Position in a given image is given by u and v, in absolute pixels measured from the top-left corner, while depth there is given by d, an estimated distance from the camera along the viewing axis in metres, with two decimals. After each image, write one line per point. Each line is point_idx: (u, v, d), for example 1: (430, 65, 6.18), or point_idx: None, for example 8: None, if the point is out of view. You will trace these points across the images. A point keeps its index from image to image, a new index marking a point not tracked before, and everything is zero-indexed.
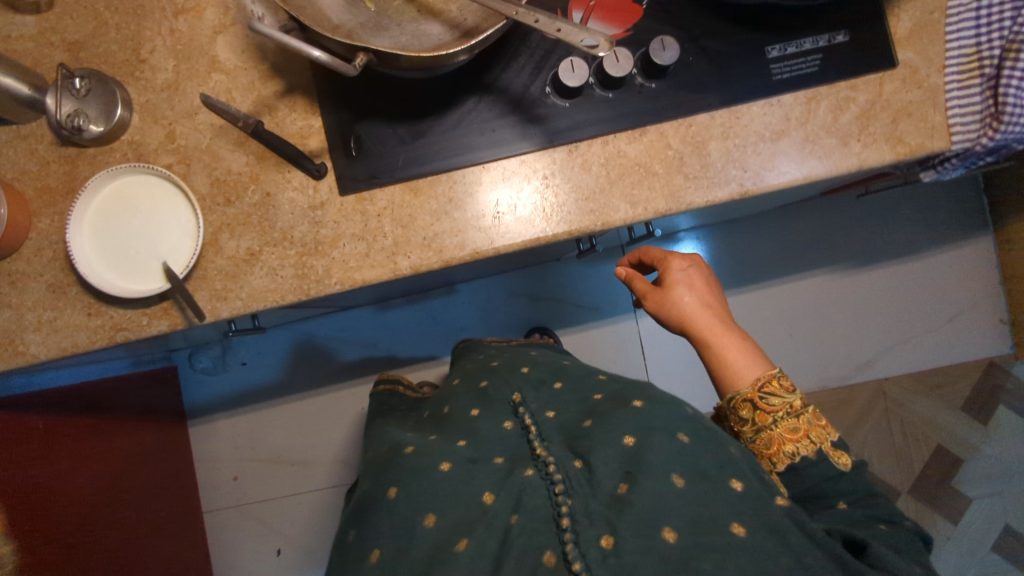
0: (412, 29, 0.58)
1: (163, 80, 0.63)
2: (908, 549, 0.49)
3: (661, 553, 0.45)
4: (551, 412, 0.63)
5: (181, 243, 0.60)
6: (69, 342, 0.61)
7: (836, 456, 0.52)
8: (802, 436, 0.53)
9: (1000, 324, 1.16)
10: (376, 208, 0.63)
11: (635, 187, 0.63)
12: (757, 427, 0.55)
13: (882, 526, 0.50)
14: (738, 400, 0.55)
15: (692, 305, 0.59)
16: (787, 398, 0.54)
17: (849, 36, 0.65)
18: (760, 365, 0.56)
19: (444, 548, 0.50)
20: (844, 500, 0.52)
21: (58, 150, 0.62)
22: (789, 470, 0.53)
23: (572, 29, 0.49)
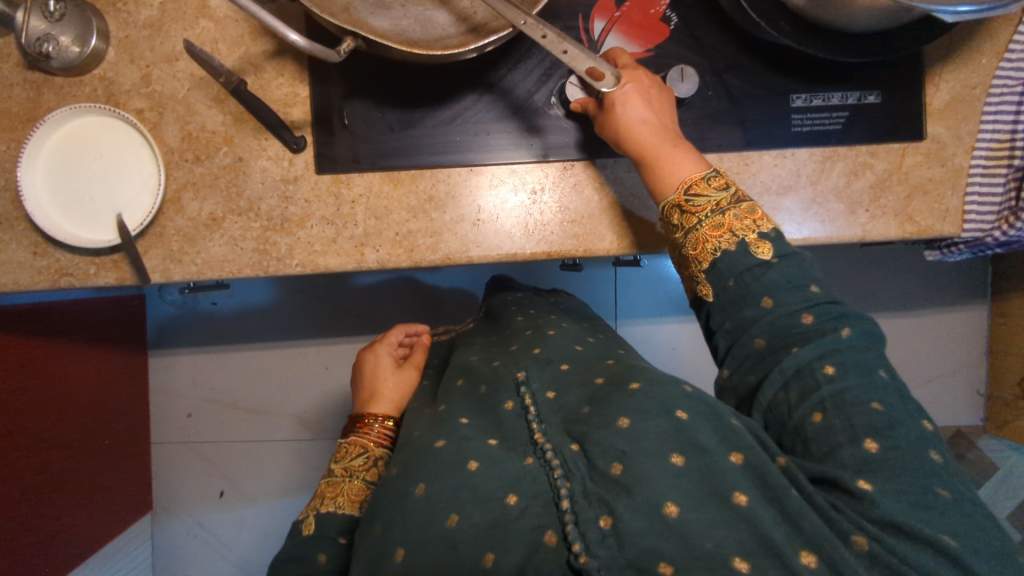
0: (417, 13, 0.53)
1: (147, 18, 0.59)
2: (862, 409, 0.43)
3: (663, 530, 0.39)
4: (552, 392, 0.54)
5: (140, 197, 0.57)
6: (11, 279, 0.58)
7: (756, 246, 0.50)
8: (725, 232, 0.51)
9: (977, 397, 1.14)
10: (351, 193, 0.59)
11: (625, 217, 0.60)
12: (685, 231, 0.52)
13: (823, 373, 0.45)
14: (667, 210, 0.53)
15: (635, 116, 0.53)
16: (713, 197, 0.51)
17: (880, 98, 0.61)
18: (696, 163, 0.53)
19: (435, 527, 0.43)
20: (768, 295, 0.48)
21: (23, 73, 0.58)
22: (713, 267, 0.51)
23: (579, 55, 0.49)
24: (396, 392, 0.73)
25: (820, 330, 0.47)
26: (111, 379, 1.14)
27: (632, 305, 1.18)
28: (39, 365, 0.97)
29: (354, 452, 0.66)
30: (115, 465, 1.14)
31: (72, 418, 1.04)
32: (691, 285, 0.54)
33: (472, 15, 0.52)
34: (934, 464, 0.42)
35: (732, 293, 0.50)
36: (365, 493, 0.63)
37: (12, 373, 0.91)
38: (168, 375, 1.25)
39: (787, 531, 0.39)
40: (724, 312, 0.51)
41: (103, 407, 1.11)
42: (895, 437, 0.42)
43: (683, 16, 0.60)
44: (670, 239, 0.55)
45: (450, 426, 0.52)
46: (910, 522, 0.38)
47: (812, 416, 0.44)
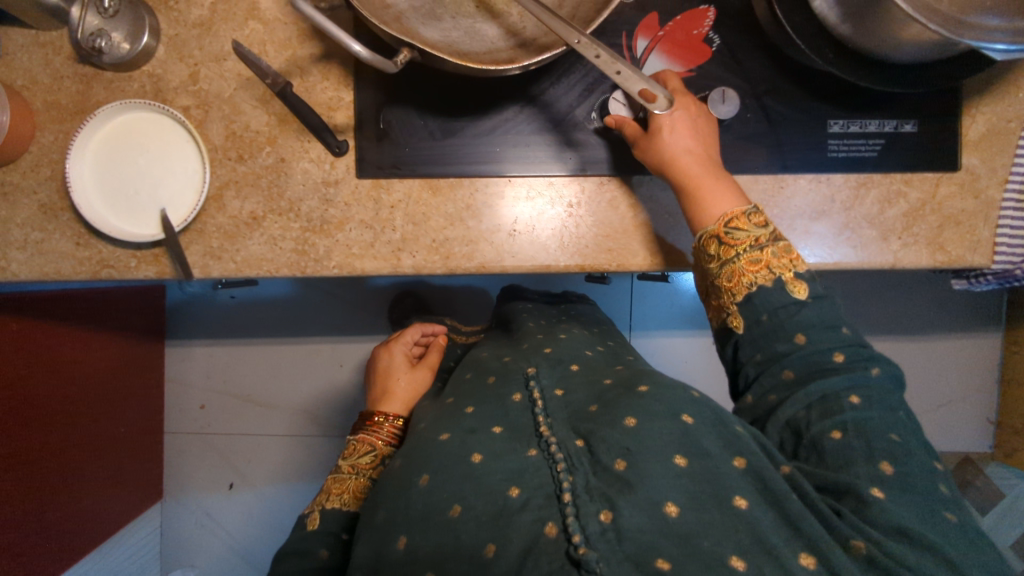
0: (467, 26, 0.54)
1: (197, 17, 0.59)
2: (883, 435, 0.44)
3: (664, 530, 0.39)
4: (559, 390, 0.54)
5: (183, 194, 0.58)
6: (53, 268, 0.59)
7: (792, 286, 0.50)
8: (762, 268, 0.50)
9: (987, 424, 1.15)
10: (391, 198, 0.60)
11: (657, 237, 0.60)
12: (721, 262, 0.52)
13: (850, 402, 0.45)
14: (705, 238, 0.53)
15: (677, 146, 0.54)
16: (753, 232, 0.51)
17: (917, 128, 0.61)
18: (735, 198, 0.53)
19: (438, 518, 0.43)
20: (801, 331, 0.49)
21: (74, 67, 0.58)
22: (747, 302, 0.51)
23: (632, 78, 0.49)
24: (407, 390, 0.73)
25: (850, 366, 0.48)
26: (127, 369, 1.14)
27: (646, 316, 1.18)
28: (59, 353, 0.97)
29: (362, 450, 0.66)
30: (125, 455, 1.15)
31: (87, 406, 1.04)
32: (720, 317, 0.54)
33: (521, 31, 0.53)
34: (945, 494, 0.42)
35: (765, 328, 0.50)
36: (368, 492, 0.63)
37: (30, 359, 0.91)
38: (184, 366, 1.26)
39: (787, 534, 0.40)
40: (755, 344, 0.51)
41: (117, 396, 1.12)
42: (910, 463, 0.43)
43: (726, 38, 0.60)
44: (702, 267, 0.54)
45: (457, 418, 0.52)
46: (915, 528, 0.40)
47: (831, 432, 0.44)
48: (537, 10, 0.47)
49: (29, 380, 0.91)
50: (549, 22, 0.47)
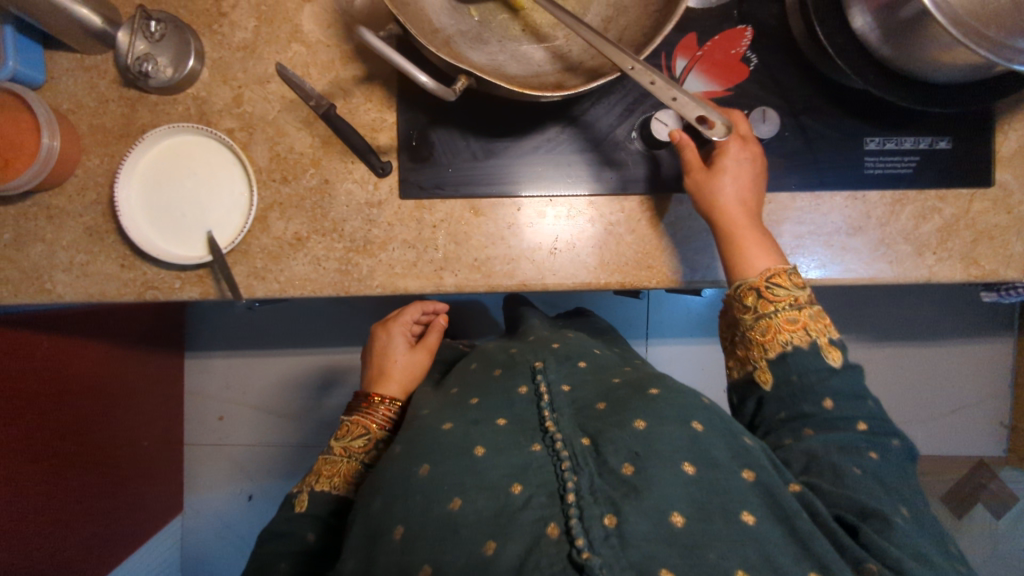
0: (513, 49, 0.54)
1: (240, 40, 0.59)
2: (895, 486, 0.47)
3: (667, 539, 0.40)
4: (566, 385, 0.55)
5: (230, 216, 0.59)
6: (98, 289, 0.59)
7: (828, 350, 0.51)
8: (799, 328, 0.52)
9: (999, 427, 1.16)
10: (433, 218, 0.61)
11: (698, 254, 0.61)
12: (757, 315, 0.53)
13: (870, 455, 0.47)
14: (744, 289, 0.54)
15: (727, 198, 0.55)
16: (793, 292, 0.53)
17: (951, 144, 0.62)
18: (776, 258, 0.55)
19: (437, 509, 0.44)
20: (829, 397, 0.50)
21: (119, 90, 0.59)
22: (780, 359, 0.52)
23: (689, 103, 0.48)
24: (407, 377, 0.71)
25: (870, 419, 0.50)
26: (151, 381, 1.15)
27: (663, 324, 1.18)
28: (85, 364, 0.97)
29: (355, 432, 0.64)
30: (146, 468, 1.14)
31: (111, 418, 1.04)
32: (747, 369, 0.54)
33: (567, 53, 0.54)
34: (954, 551, 0.45)
35: (794, 387, 0.51)
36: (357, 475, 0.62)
37: (58, 370, 0.91)
38: (203, 377, 1.26)
39: (795, 553, 0.41)
40: (781, 401, 0.52)
41: (140, 409, 1.12)
42: (921, 517, 0.46)
43: (762, 58, 0.61)
44: (734, 318, 0.56)
45: (462, 410, 0.53)
46: (934, 557, 0.42)
47: (851, 467, 0.46)
48: (591, 34, 0.47)
49: (56, 391, 0.91)
50: (605, 47, 0.47)
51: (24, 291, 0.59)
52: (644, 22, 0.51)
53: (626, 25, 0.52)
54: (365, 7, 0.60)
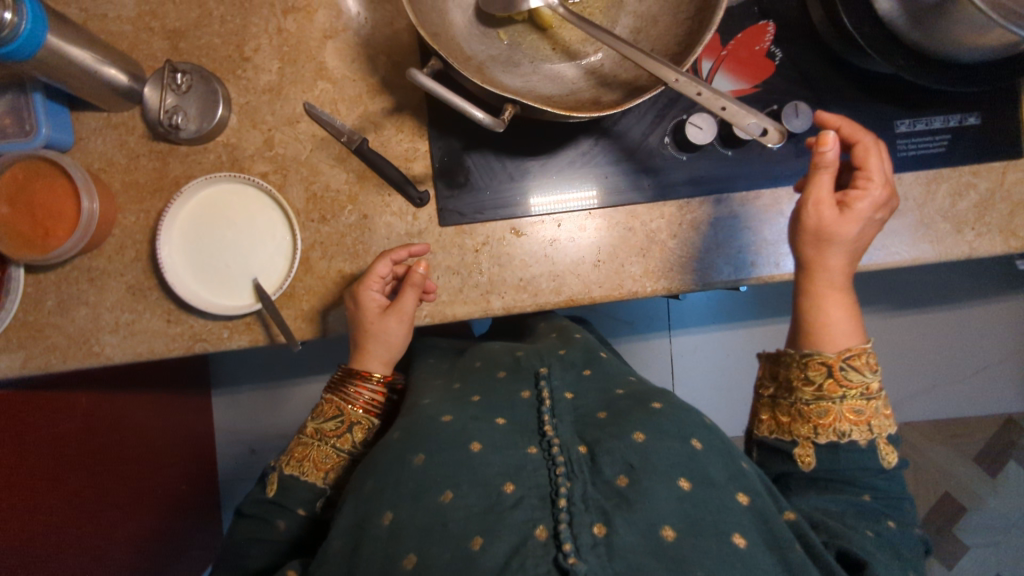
0: (545, 69, 0.54)
1: (266, 83, 0.59)
2: (907, 559, 0.48)
3: (656, 550, 0.39)
4: (569, 393, 0.56)
5: (274, 260, 0.59)
6: (146, 347, 0.59)
7: (885, 451, 0.51)
8: (862, 421, 0.50)
9: None
10: (475, 242, 0.60)
11: (743, 252, 0.61)
12: (821, 395, 0.51)
13: (888, 524, 0.49)
14: (816, 361, 0.51)
15: (835, 265, 0.53)
16: (866, 378, 0.51)
17: (980, 119, 0.62)
18: (856, 333, 0.52)
19: (429, 500, 0.44)
20: (868, 492, 0.51)
21: (149, 145, 0.59)
22: (831, 446, 0.51)
23: (740, 111, 0.45)
24: (384, 350, 0.60)
25: (894, 497, 0.51)
26: (185, 423, 1.12)
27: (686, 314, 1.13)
28: (119, 411, 0.94)
29: (329, 413, 0.59)
30: (185, 519, 1.09)
31: (151, 464, 1.00)
32: (783, 438, 0.53)
33: (600, 66, 0.54)
34: None
35: (833, 474, 0.51)
36: (333, 461, 0.58)
37: (93, 418, 0.88)
38: (231, 412, 1.25)
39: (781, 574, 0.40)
40: (812, 482, 0.52)
41: (178, 454, 1.09)
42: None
43: (787, 52, 0.61)
44: (786, 381, 0.53)
45: (463, 404, 0.55)
46: None
47: (866, 530, 0.48)
48: (630, 49, 0.47)
49: (93, 439, 0.87)
50: (643, 60, 0.46)
51: (71, 355, 0.59)
52: (676, 31, 0.51)
53: (657, 34, 0.53)
54: (386, 38, 0.59)
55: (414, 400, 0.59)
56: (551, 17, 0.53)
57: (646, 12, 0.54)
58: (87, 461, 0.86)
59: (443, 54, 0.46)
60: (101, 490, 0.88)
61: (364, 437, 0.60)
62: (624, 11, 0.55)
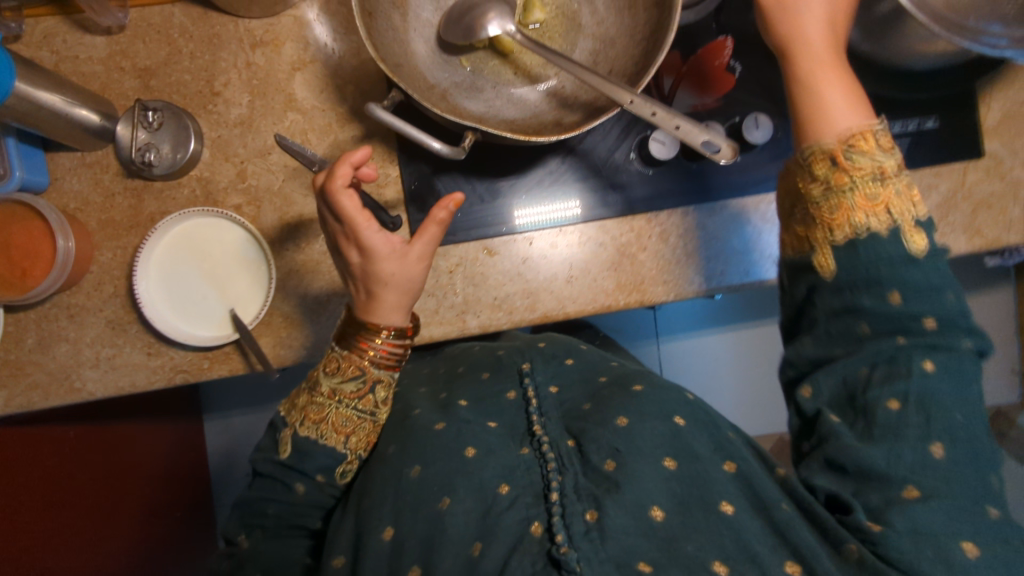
0: (508, 94, 0.55)
1: (237, 116, 0.60)
2: (947, 415, 0.40)
3: (646, 532, 0.41)
4: (554, 388, 0.57)
5: (251, 291, 0.60)
6: (128, 381, 0.60)
7: (910, 235, 0.43)
8: (880, 208, 0.43)
9: (1012, 374, 1.09)
10: (449, 263, 0.61)
11: (711, 262, 0.63)
12: (830, 187, 0.44)
13: (922, 367, 0.41)
14: (816, 153, 0.45)
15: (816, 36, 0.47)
16: (877, 159, 0.44)
17: (939, 122, 0.64)
18: (860, 114, 0.45)
19: (427, 509, 0.46)
20: (898, 290, 0.42)
21: (124, 182, 0.59)
22: (848, 245, 0.43)
23: (693, 128, 0.46)
24: (399, 295, 0.50)
25: (941, 326, 0.42)
26: (174, 451, 1.10)
27: (671, 320, 1.13)
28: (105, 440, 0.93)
29: (347, 373, 0.52)
30: (177, 556, 1.04)
31: (140, 495, 0.98)
32: (802, 252, 0.46)
33: (561, 87, 0.55)
34: (994, 489, 0.40)
35: (848, 302, 0.43)
36: (354, 424, 0.53)
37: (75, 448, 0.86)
38: (223, 437, 1.25)
39: (773, 543, 0.41)
40: (837, 292, 0.44)
41: (169, 484, 1.06)
42: (965, 451, 0.40)
43: (747, 64, 0.62)
44: (795, 191, 0.46)
45: (450, 410, 0.54)
46: (948, 535, 0.37)
47: (886, 400, 0.41)
48: (584, 72, 0.48)
49: (76, 470, 0.86)
50: (599, 84, 0.48)
51: (54, 392, 0.59)
52: (632, 52, 0.53)
53: (616, 57, 0.54)
54: (353, 67, 0.61)
55: (404, 408, 0.57)
56: (511, 44, 0.54)
57: (604, 34, 0.55)
58: (79, 495, 0.85)
59: (404, 88, 0.48)
60: (87, 519, 0.86)
61: (386, 396, 0.54)
62: (581, 34, 0.56)
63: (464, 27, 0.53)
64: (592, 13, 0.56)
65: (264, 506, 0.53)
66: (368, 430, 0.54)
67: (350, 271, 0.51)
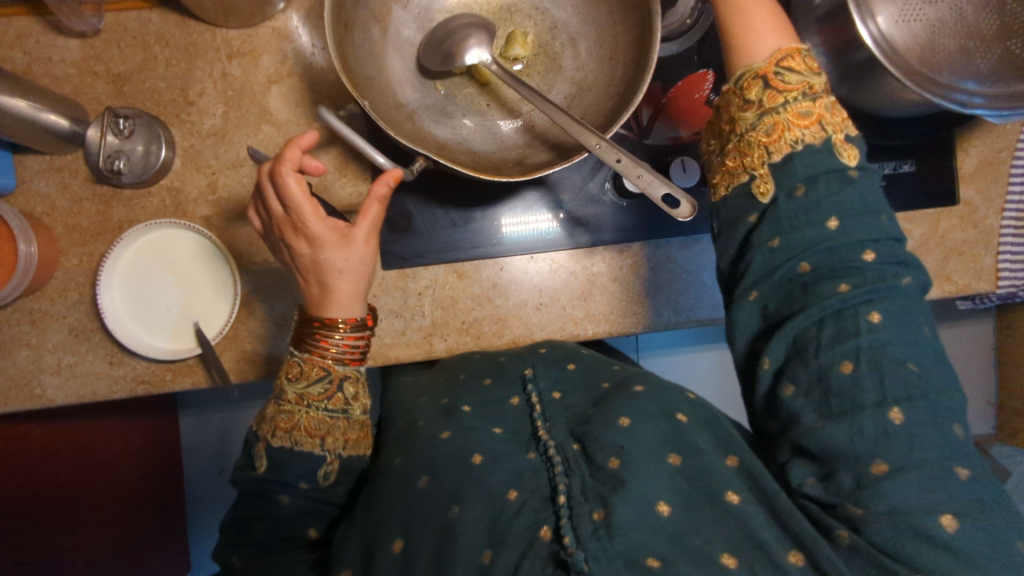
0: (480, 123, 0.56)
1: (210, 127, 0.60)
2: (899, 371, 0.39)
3: (654, 527, 0.38)
4: (558, 393, 0.53)
5: (216, 304, 0.60)
6: (89, 389, 0.59)
7: (842, 149, 0.43)
8: (811, 123, 0.43)
9: (987, 406, 1.02)
10: (418, 285, 0.61)
11: (681, 296, 0.63)
12: (763, 109, 0.44)
13: (868, 319, 0.40)
14: (748, 79, 0.44)
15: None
16: (806, 78, 0.44)
17: (915, 167, 0.64)
18: (784, 39, 0.45)
19: (438, 519, 0.42)
20: (835, 215, 0.42)
21: (92, 188, 0.59)
22: (785, 163, 0.43)
23: (653, 180, 0.46)
24: (354, 281, 0.49)
25: (881, 273, 0.41)
26: (156, 441, 1.09)
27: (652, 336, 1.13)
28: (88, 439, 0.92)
29: (312, 374, 0.49)
30: (154, 547, 1.05)
31: (122, 489, 0.97)
32: (739, 181, 0.45)
33: (532, 126, 0.55)
34: (959, 440, 0.38)
35: (796, 219, 0.42)
36: (328, 425, 0.49)
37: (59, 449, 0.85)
38: None
39: (775, 533, 0.39)
40: (777, 225, 0.43)
41: (147, 477, 1.05)
42: (924, 409, 0.38)
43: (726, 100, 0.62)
44: (727, 121, 0.46)
45: (455, 417, 0.51)
46: (913, 508, 0.36)
47: (840, 365, 0.39)
48: (554, 111, 0.48)
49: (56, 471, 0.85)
50: (570, 125, 0.47)
51: (13, 397, 0.59)
52: (607, 101, 0.53)
53: (590, 103, 0.54)
54: (331, 83, 0.60)
55: (408, 421, 0.54)
56: (488, 74, 0.54)
57: (583, 80, 0.55)
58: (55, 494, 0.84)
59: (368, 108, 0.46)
60: (65, 520, 0.85)
61: (356, 392, 0.51)
62: (559, 76, 0.56)
63: (443, 52, 0.53)
64: (574, 55, 0.56)
65: (250, 522, 0.47)
66: (345, 429, 0.50)
67: (298, 263, 0.49)
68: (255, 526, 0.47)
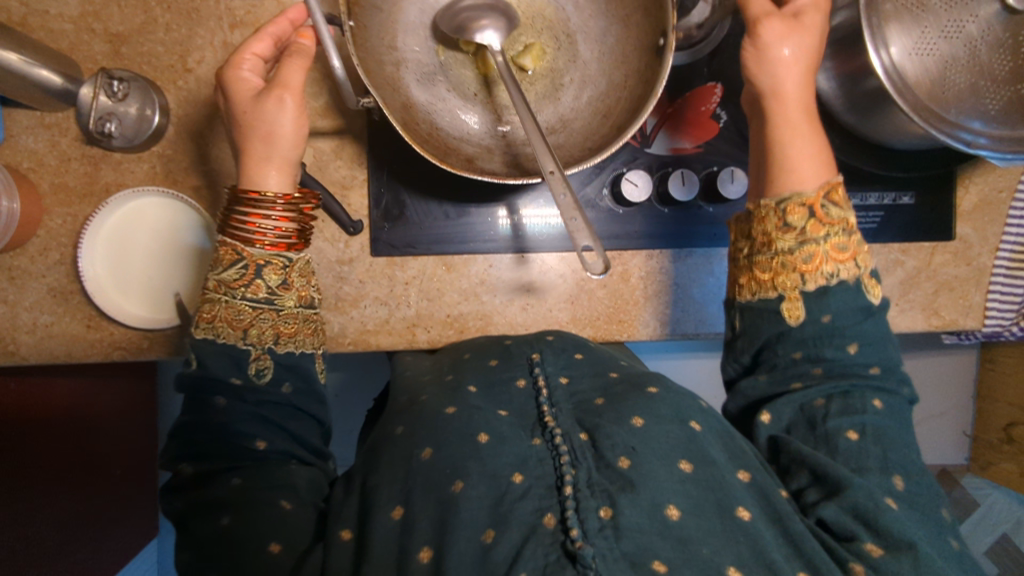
0: (452, 112, 0.54)
1: (207, 96, 0.58)
2: (899, 449, 0.42)
3: (661, 531, 0.35)
4: (566, 378, 0.47)
5: (198, 277, 0.60)
6: (63, 351, 0.58)
7: (869, 287, 0.46)
8: (847, 258, 0.46)
9: (961, 436, 1.01)
10: (405, 275, 0.60)
11: (668, 307, 0.63)
12: (804, 237, 0.46)
13: (874, 405, 0.43)
14: (794, 203, 0.46)
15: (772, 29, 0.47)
16: (845, 213, 0.47)
17: (914, 199, 0.63)
18: (825, 168, 0.48)
19: (439, 491, 0.38)
20: (855, 343, 0.45)
21: (81, 148, 0.58)
22: (818, 292, 0.46)
23: (580, 228, 0.45)
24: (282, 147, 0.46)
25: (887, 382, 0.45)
26: None
27: None
28: None
29: (227, 260, 0.45)
30: None
31: None
32: (766, 296, 0.48)
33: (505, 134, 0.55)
34: (947, 520, 0.40)
35: (822, 331, 0.45)
36: (251, 316, 0.45)
37: None
38: None
39: (786, 552, 0.36)
40: (800, 342, 0.46)
41: None
42: (921, 484, 0.41)
43: (732, 115, 0.62)
44: (760, 236, 0.48)
45: (460, 394, 0.45)
46: (925, 547, 0.37)
47: (846, 431, 0.43)
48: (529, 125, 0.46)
49: None
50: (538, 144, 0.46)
51: None
52: (584, 142, 0.53)
53: (562, 143, 0.54)
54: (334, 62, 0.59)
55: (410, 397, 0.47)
56: (491, 66, 0.54)
57: (568, 121, 0.55)
58: None
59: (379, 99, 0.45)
60: None
61: (285, 281, 0.46)
62: (553, 106, 0.55)
63: (458, 25, 0.53)
64: (574, 95, 0.55)
65: (194, 430, 0.44)
66: (275, 322, 0.46)
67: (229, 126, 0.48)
68: (200, 432, 0.43)
